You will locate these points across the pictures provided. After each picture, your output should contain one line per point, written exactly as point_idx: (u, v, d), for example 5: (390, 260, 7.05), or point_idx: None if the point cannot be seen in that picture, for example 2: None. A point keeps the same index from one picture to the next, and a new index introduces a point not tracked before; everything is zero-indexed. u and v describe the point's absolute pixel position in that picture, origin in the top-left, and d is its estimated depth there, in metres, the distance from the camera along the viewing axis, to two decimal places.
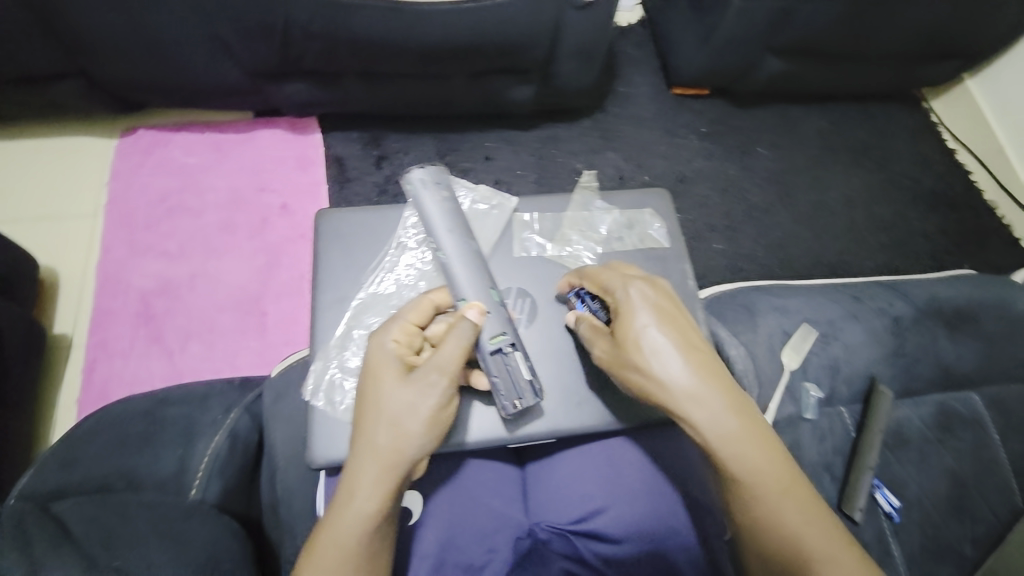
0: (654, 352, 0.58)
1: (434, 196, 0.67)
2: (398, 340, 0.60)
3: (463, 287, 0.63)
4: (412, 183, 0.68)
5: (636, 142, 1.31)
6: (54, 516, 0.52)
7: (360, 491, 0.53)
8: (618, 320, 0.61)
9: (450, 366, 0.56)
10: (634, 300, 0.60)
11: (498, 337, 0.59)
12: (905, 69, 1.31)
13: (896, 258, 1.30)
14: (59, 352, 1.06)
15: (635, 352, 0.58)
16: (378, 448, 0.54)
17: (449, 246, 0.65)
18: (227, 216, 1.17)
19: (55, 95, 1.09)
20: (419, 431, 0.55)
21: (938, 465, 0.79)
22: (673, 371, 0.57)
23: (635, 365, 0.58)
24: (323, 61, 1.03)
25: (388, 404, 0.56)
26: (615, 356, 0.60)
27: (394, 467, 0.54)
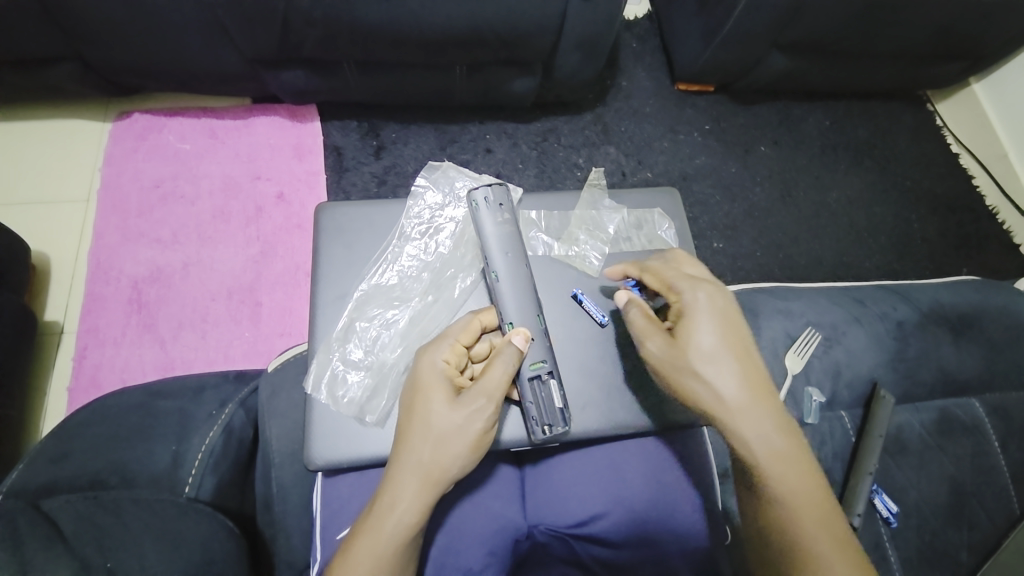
0: (725, 357, 0.59)
1: (493, 216, 0.65)
2: (448, 359, 0.59)
3: (510, 311, 0.63)
4: (475, 202, 0.66)
5: (638, 138, 1.30)
6: (44, 516, 0.50)
7: (402, 507, 0.53)
8: (687, 320, 0.61)
9: (499, 392, 0.57)
10: (712, 305, 0.61)
11: (537, 364, 0.61)
12: (913, 70, 1.30)
13: (895, 261, 1.30)
14: (49, 339, 1.04)
15: (700, 355, 0.59)
16: (424, 465, 0.55)
17: (503, 270, 0.63)
18: (222, 203, 1.14)
19: (46, 76, 1.05)
20: (465, 453, 0.56)
21: (937, 471, 0.79)
22: (739, 378, 0.58)
23: (697, 366, 0.59)
24: (322, 48, 1.00)
25: (436, 423, 0.56)
26: (674, 355, 0.60)
27: (438, 485, 0.55)
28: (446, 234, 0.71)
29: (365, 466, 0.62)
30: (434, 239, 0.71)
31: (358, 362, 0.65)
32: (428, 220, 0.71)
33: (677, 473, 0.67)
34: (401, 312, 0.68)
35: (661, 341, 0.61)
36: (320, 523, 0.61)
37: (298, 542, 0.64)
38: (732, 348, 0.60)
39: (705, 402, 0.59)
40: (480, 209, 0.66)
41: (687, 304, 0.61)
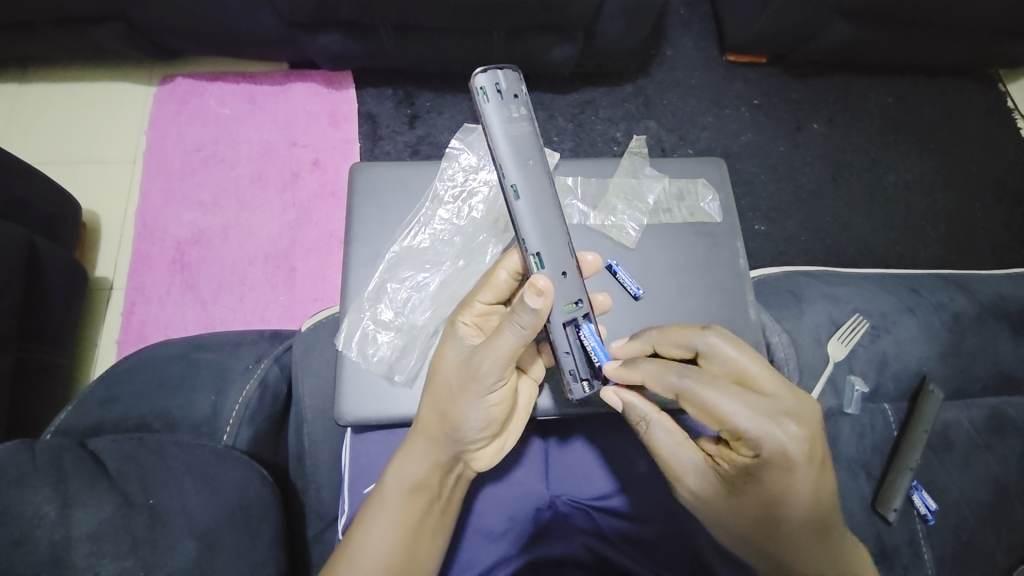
0: (785, 518, 0.54)
1: (506, 113, 0.55)
2: (468, 319, 0.60)
3: (528, 233, 0.55)
4: (481, 91, 0.54)
5: (681, 113, 1.24)
6: (90, 453, 0.53)
7: (409, 452, 0.59)
8: (749, 476, 0.54)
9: (497, 347, 0.54)
10: (794, 457, 0.52)
11: (570, 305, 0.56)
12: (991, 43, 1.18)
13: (953, 251, 1.21)
14: (100, 293, 1.10)
15: (755, 512, 0.54)
16: (426, 419, 0.58)
17: (517, 189, 0.54)
18: (259, 168, 1.16)
19: (96, 38, 1.08)
20: (468, 409, 0.57)
21: (982, 471, 0.75)
22: (792, 537, 0.54)
23: (751, 521, 0.55)
24: (359, 11, 0.98)
25: (438, 378, 0.58)
26: (717, 507, 0.55)
27: (440, 438, 0.58)
28: (479, 199, 0.70)
29: (394, 425, 0.64)
30: (467, 203, 0.70)
31: (388, 323, 0.66)
32: (462, 183, 0.70)
33: None
34: (432, 275, 0.68)
35: (703, 487, 0.56)
36: (349, 478, 0.63)
37: (325, 496, 0.66)
38: (794, 508, 0.53)
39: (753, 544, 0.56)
40: (487, 102, 0.54)
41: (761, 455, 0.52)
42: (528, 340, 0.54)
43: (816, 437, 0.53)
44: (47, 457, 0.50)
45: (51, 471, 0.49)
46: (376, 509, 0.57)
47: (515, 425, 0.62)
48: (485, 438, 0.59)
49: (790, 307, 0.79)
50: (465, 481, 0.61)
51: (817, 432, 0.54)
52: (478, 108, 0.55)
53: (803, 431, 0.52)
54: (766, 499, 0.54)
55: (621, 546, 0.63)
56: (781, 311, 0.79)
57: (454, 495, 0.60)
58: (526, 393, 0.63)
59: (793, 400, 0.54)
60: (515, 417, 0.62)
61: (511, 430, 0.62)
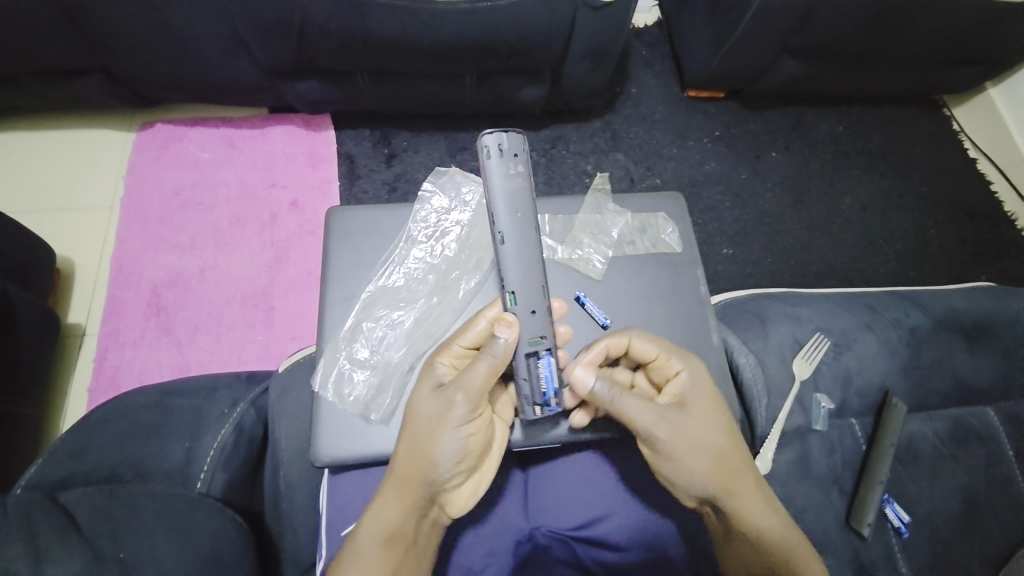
0: (723, 431, 0.61)
1: (505, 170, 0.55)
2: (445, 361, 0.61)
3: (512, 280, 0.56)
4: (486, 146, 0.55)
5: (646, 145, 1.30)
6: (60, 507, 0.52)
7: (383, 499, 0.57)
8: (689, 398, 0.61)
9: (474, 385, 0.56)
10: (706, 375, 0.62)
11: (536, 339, 0.57)
12: (926, 74, 1.28)
13: (910, 267, 1.28)
14: (72, 340, 1.08)
15: (704, 430, 0.60)
16: (402, 461, 0.58)
17: (510, 241, 0.56)
18: (237, 210, 1.18)
19: (76, 88, 1.10)
20: (444, 449, 0.56)
21: (950, 481, 0.78)
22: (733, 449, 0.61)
23: (702, 442, 0.59)
24: (336, 59, 1.02)
25: (415, 420, 0.58)
26: (681, 438, 0.59)
27: (422, 478, 0.57)
28: (452, 238, 0.73)
29: (370, 464, 0.64)
30: (440, 242, 0.72)
31: (364, 362, 0.67)
32: (434, 223, 0.73)
33: None
34: (407, 312, 0.69)
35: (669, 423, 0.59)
36: (326, 522, 0.62)
37: (304, 539, 0.66)
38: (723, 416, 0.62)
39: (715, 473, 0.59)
40: (490, 159, 0.55)
41: (687, 376, 0.61)
42: (498, 369, 0.56)
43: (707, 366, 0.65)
44: (16, 513, 0.49)
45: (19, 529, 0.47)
46: (352, 555, 0.56)
47: (490, 464, 0.63)
48: (461, 474, 0.59)
49: (755, 329, 0.83)
50: (439, 523, 0.61)
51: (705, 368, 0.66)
52: (480, 160, 0.56)
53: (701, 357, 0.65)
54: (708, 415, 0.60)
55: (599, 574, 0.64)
56: (747, 332, 0.83)
57: (429, 536, 0.60)
58: (500, 434, 0.63)
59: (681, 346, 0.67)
60: (491, 456, 0.62)
61: (487, 468, 0.63)
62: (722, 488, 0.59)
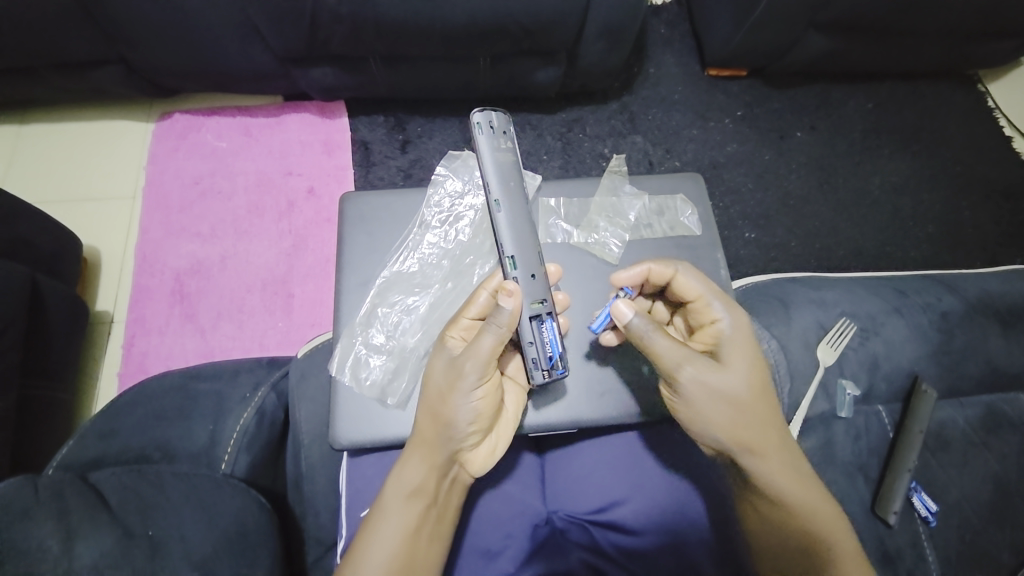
0: (761, 381, 0.61)
1: (493, 144, 0.63)
2: (455, 334, 0.61)
3: (506, 240, 0.61)
4: (477, 123, 0.63)
5: (665, 127, 1.27)
6: (91, 487, 0.54)
7: (404, 461, 0.59)
8: (726, 346, 0.61)
9: (484, 352, 0.56)
10: (743, 327, 0.62)
11: (537, 303, 0.59)
12: (964, 46, 1.21)
13: (943, 250, 1.23)
14: (101, 327, 1.12)
15: (751, 377, 0.60)
16: (420, 423, 0.59)
17: (502, 202, 0.62)
18: (255, 198, 1.19)
19: (96, 80, 1.12)
20: (457, 412, 0.57)
21: (981, 469, 0.75)
22: (767, 401, 0.61)
23: (739, 394, 0.59)
24: (348, 44, 1.02)
25: (430, 387, 0.59)
26: (718, 383, 0.59)
27: (438, 437, 0.58)
28: (465, 223, 0.72)
29: (387, 446, 0.65)
30: (454, 227, 0.72)
31: (380, 347, 0.67)
32: (448, 208, 0.72)
33: (696, 465, 0.67)
34: (422, 298, 0.69)
35: (705, 366, 0.59)
36: (346, 503, 0.64)
37: (326, 520, 0.67)
38: (763, 366, 0.62)
39: (728, 423, 0.59)
40: (480, 135, 0.63)
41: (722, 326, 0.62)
42: (505, 339, 0.56)
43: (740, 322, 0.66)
44: (50, 492, 0.51)
45: (53, 506, 0.49)
46: (378, 514, 0.58)
47: (504, 427, 0.63)
48: (476, 436, 0.59)
49: (778, 314, 0.80)
50: (461, 485, 0.62)
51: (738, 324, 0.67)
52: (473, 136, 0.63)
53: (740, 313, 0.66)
54: (745, 365, 0.61)
55: (619, 560, 0.63)
56: (770, 318, 0.80)
57: (453, 498, 0.61)
58: (513, 398, 0.64)
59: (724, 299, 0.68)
60: (505, 419, 0.63)
61: (503, 431, 0.63)
62: (750, 443, 0.60)
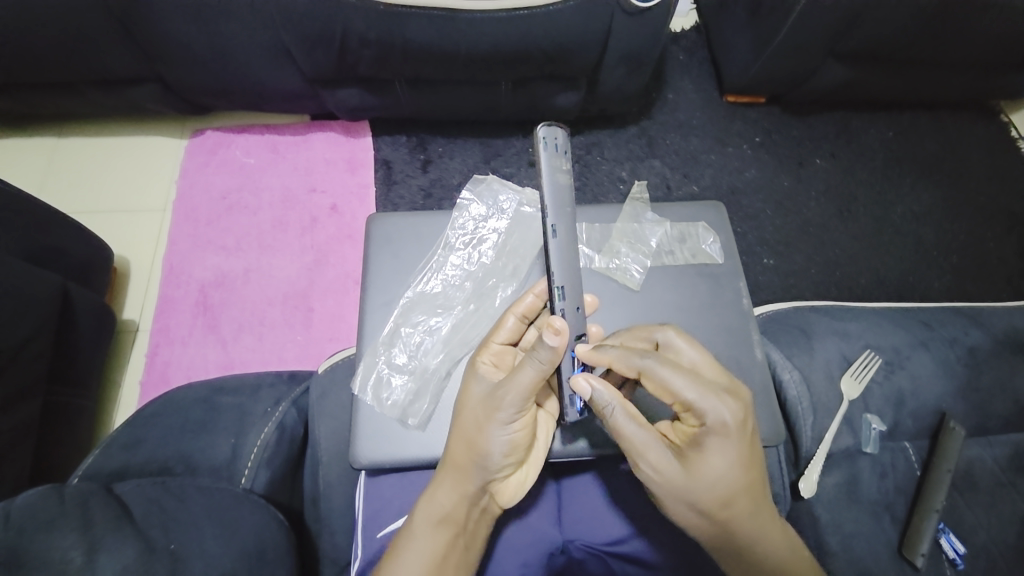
0: (733, 490, 0.55)
1: (555, 163, 0.54)
2: (486, 359, 0.62)
3: (556, 274, 0.54)
4: (541, 137, 0.53)
5: (684, 152, 1.28)
6: (116, 497, 0.54)
7: (436, 486, 0.59)
8: (702, 453, 0.54)
9: (524, 386, 0.55)
10: (734, 432, 0.53)
11: (576, 338, 0.57)
12: (987, 76, 1.21)
13: (968, 281, 1.20)
14: (126, 335, 1.14)
15: (717, 483, 0.54)
16: (452, 451, 0.58)
17: (560, 234, 0.54)
18: (280, 214, 1.22)
19: (135, 97, 1.17)
20: (493, 443, 0.57)
21: (1014, 512, 0.72)
22: (736, 506, 0.56)
23: (698, 494, 0.55)
24: (375, 67, 1.05)
25: (462, 418, 0.58)
26: (671, 482, 0.55)
27: (470, 467, 0.57)
28: (489, 245, 0.73)
29: (408, 468, 0.65)
30: (477, 250, 0.73)
31: (402, 367, 0.68)
32: (472, 231, 0.73)
33: None
34: (444, 319, 0.70)
35: (661, 461, 0.55)
36: (362, 523, 0.63)
37: (340, 539, 0.67)
38: (744, 472, 0.55)
39: (698, 520, 0.57)
40: (545, 150, 0.53)
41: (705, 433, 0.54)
42: (547, 374, 0.54)
43: (747, 411, 0.54)
44: (76, 501, 0.52)
45: (79, 515, 0.50)
46: (407, 538, 0.58)
47: (534, 457, 0.63)
48: (509, 467, 0.59)
49: (800, 344, 0.79)
50: (489, 514, 0.61)
51: (751, 410, 0.55)
52: (535, 148, 0.53)
53: (741, 410, 0.54)
54: (718, 470, 0.54)
55: None
56: (791, 348, 0.79)
57: (481, 528, 0.60)
58: (544, 427, 0.63)
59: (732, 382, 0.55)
60: (536, 447, 0.63)
61: (533, 460, 0.63)
62: (719, 539, 0.57)
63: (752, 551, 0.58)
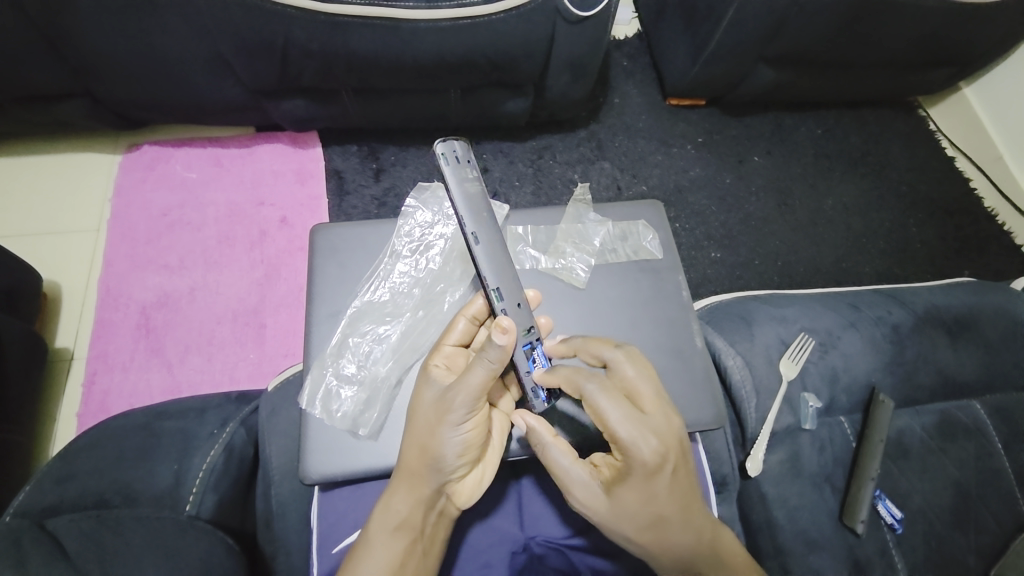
0: (660, 517, 0.56)
1: (461, 174, 0.60)
2: (439, 362, 0.62)
3: (488, 274, 0.58)
4: (441, 156, 0.59)
5: (631, 153, 1.32)
6: (47, 535, 0.51)
7: (391, 493, 0.58)
8: (625, 487, 0.55)
9: (475, 386, 0.55)
10: (655, 469, 0.54)
11: (524, 332, 0.58)
12: (901, 76, 1.31)
13: (895, 265, 1.30)
14: (60, 365, 1.07)
15: (636, 516, 0.56)
16: (406, 456, 0.58)
17: (482, 236, 0.59)
18: (226, 229, 1.18)
19: (61, 113, 1.11)
20: (446, 445, 0.57)
21: (941, 475, 0.79)
22: (667, 530, 0.57)
23: (622, 526, 0.57)
24: (320, 77, 1.03)
25: (415, 424, 0.58)
26: (600, 512, 0.57)
27: (423, 471, 0.57)
28: (436, 251, 0.73)
29: (361, 479, 0.64)
30: (425, 256, 0.73)
31: (351, 377, 0.67)
32: (418, 238, 0.73)
33: None
34: (393, 327, 0.70)
35: (588, 494, 0.57)
36: (319, 539, 0.62)
37: (298, 559, 0.65)
38: (665, 508, 0.56)
39: (633, 544, 0.58)
40: (446, 166, 0.59)
41: (629, 467, 0.54)
42: (498, 373, 0.55)
43: (671, 448, 0.54)
44: (1, 544, 0.48)
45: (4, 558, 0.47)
46: (364, 546, 0.57)
47: (491, 455, 0.63)
48: (465, 468, 0.59)
49: (741, 331, 0.83)
50: (448, 518, 0.61)
51: (679, 448, 0.56)
52: (438, 167, 0.60)
53: (664, 448, 0.54)
54: (637, 505, 0.56)
55: None
56: (733, 335, 0.83)
57: (439, 532, 0.60)
58: (500, 426, 0.64)
59: (664, 418, 0.55)
60: (492, 446, 0.63)
61: (490, 458, 0.63)
62: (657, 562, 0.59)
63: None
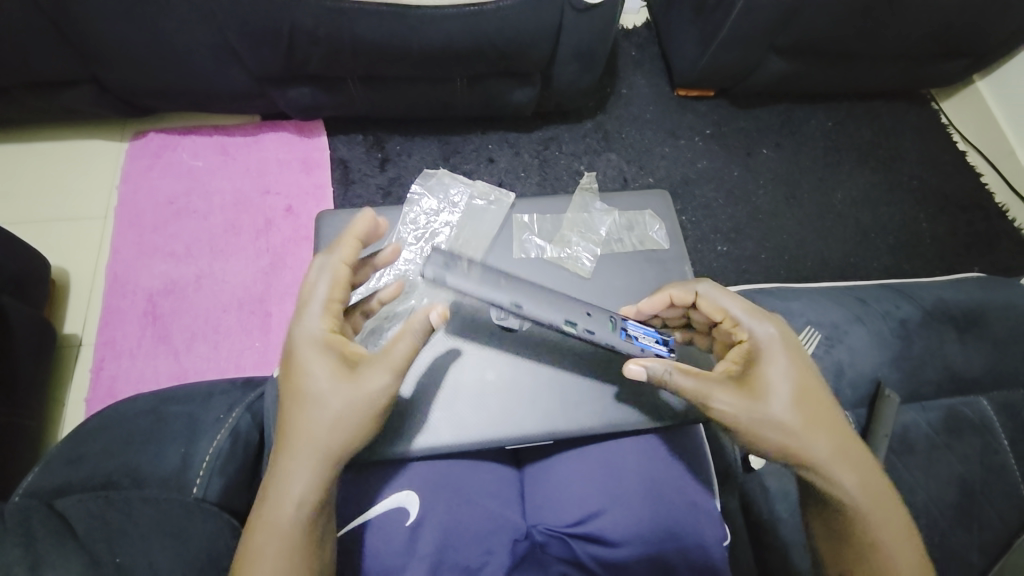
0: (804, 396, 0.59)
1: (463, 274, 0.62)
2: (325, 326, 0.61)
3: (548, 314, 0.61)
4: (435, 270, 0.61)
5: (638, 145, 1.31)
6: (56, 515, 0.52)
7: (290, 472, 0.55)
8: (767, 364, 0.60)
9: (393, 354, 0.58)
10: (782, 340, 0.61)
11: (613, 326, 0.63)
12: (914, 68, 1.29)
13: (903, 260, 1.29)
14: (68, 350, 1.08)
15: (786, 395, 0.59)
16: (307, 428, 0.56)
17: (521, 301, 0.62)
18: (232, 217, 1.18)
19: (67, 100, 1.11)
20: (346, 411, 0.57)
21: (945, 471, 0.78)
22: (812, 413, 0.59)
23: (777, 416, 0.58)
24: (326, 64, 1.03)
25: (319, 395, 0.57)
26: (751, 404, 0.58)
27: (329, 451, 0.56)
28: (441, 238, 0.76)
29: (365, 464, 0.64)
30: (430, 242, 0.76)
31: None
32: (424, 225, 0.77)
33: (671, 481, 0.67)
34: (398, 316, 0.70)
35: (734, 388, 0.59)
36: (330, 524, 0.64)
37: None
38: (805, 382, 0.60)
39: (793, 436, 0.58)
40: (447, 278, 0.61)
41: (764, 343, 0.61)
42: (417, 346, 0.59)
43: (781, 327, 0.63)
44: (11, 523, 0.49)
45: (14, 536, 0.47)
46: (263, 526, 0.54)
47: None
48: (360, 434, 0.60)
49: None
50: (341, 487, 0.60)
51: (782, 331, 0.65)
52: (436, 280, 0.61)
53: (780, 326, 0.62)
54: (783, 382, 0.59)
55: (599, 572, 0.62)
56: None
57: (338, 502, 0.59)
58: None
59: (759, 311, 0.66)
60: None
61: None
62: (815, 456, 0.58)
63: (827, 487, 0.59)
